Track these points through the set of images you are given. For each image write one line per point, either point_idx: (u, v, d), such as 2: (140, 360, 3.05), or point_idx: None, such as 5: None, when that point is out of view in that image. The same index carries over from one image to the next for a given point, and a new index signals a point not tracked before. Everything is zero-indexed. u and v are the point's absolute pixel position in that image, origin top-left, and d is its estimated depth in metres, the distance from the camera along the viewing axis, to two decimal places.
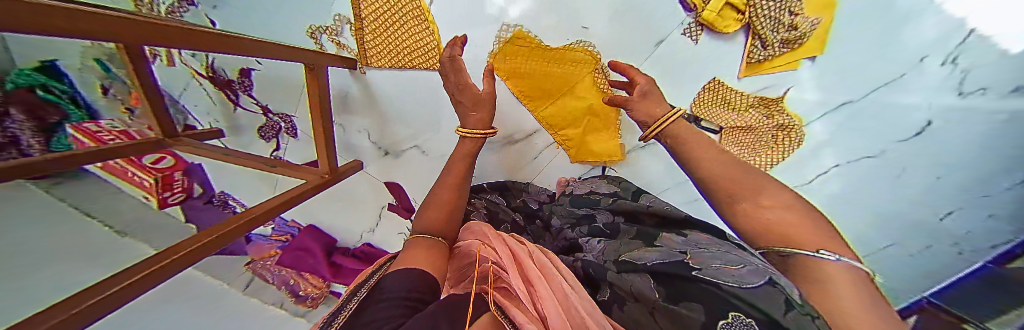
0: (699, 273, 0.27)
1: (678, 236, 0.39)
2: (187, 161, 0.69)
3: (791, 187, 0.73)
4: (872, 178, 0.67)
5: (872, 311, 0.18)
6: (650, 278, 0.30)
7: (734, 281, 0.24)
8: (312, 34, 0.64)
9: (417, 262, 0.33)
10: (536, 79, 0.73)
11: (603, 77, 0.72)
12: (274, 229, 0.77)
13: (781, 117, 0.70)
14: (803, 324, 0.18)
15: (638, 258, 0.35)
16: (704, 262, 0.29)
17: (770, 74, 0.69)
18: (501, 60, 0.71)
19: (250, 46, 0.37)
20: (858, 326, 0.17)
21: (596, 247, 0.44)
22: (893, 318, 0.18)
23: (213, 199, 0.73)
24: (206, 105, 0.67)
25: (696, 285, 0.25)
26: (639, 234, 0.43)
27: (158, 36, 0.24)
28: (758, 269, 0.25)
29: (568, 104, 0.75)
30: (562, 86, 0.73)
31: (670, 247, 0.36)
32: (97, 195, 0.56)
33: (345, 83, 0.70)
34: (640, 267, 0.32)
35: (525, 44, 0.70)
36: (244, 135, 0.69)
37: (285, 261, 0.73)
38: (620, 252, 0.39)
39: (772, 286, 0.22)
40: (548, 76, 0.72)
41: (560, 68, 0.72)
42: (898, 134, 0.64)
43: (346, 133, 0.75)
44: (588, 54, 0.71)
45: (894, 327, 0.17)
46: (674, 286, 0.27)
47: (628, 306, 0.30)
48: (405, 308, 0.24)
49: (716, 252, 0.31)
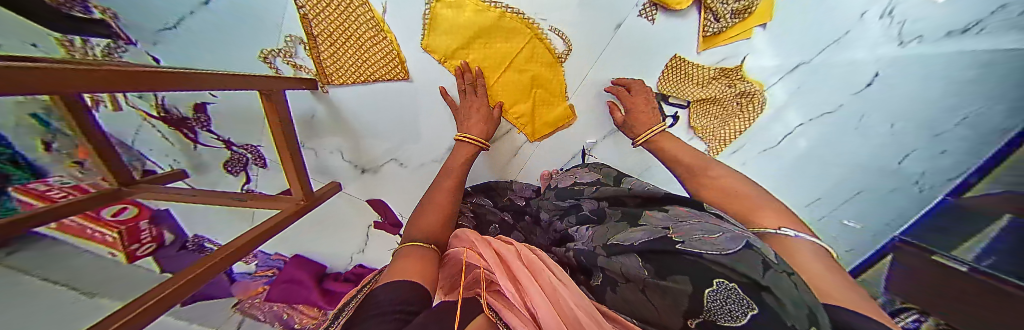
0: (683, 246, 0.27)
1: (659, 213, 0.40)
2: (152, 209, 0.66)
3: (762, 152, 0.76)
4: (837, 132, 0.70)
5: (825, 270, 0.25)
6: (637, 256, 0.30)
7: (716, 248, 0.25)
8: (265, 59, 0.60)
9: (402, 274, 0.30)
10: (476, 56, 0.65)
11: (546, 44, 0.68)
12: (258, 266, 0.73)
13: (742, 85, 0.71)
14: (779, 281, 0.20)
15: (625, 239, 0.34)
16: (685, 235, 0.29)
17: (725, 46, 0.70)
18: (433, 38, 0.62)
19: (200, 79, 0.32)
20: (820, 283, 0.23)
21: (585, 235, 0.43)
22: (841, 276, 0.25)
23: (188, 244, 0.70)
24: (164, 147, 0.64)
25: (680, 256, 0.25)
26: (624, 216, 0.43)
27: (107, 83, 0.21)
28: (735, 236, 0.26)
29: (512, 79, 0.69)
30: (502, 60, 0.66)
31: (654, 224, 0.36)
32: (60, 256, 0.50)
33: (307, 105, 0.66)
34: (629, 248, 0.32)
35: (458, 16, 0.61)
36: (212, 172, 0.68)
37: (274, 296, 0.67)
38: (608, 236, 0.39)
39: (751, 250, 0.23)
40: (487, 53, 0.65)
41: (499, 40, 0.65)
42: (852, 86, 0.67)
43: (318, 156, 0.72)
44: (521, 22, 0.64)
45: (840, 280, 0.24)
46: (658, 260, 0.27)
47: (620, 288, 0.30)
48: (397, 320, 0.21)
49: (694, 223, 0.32)
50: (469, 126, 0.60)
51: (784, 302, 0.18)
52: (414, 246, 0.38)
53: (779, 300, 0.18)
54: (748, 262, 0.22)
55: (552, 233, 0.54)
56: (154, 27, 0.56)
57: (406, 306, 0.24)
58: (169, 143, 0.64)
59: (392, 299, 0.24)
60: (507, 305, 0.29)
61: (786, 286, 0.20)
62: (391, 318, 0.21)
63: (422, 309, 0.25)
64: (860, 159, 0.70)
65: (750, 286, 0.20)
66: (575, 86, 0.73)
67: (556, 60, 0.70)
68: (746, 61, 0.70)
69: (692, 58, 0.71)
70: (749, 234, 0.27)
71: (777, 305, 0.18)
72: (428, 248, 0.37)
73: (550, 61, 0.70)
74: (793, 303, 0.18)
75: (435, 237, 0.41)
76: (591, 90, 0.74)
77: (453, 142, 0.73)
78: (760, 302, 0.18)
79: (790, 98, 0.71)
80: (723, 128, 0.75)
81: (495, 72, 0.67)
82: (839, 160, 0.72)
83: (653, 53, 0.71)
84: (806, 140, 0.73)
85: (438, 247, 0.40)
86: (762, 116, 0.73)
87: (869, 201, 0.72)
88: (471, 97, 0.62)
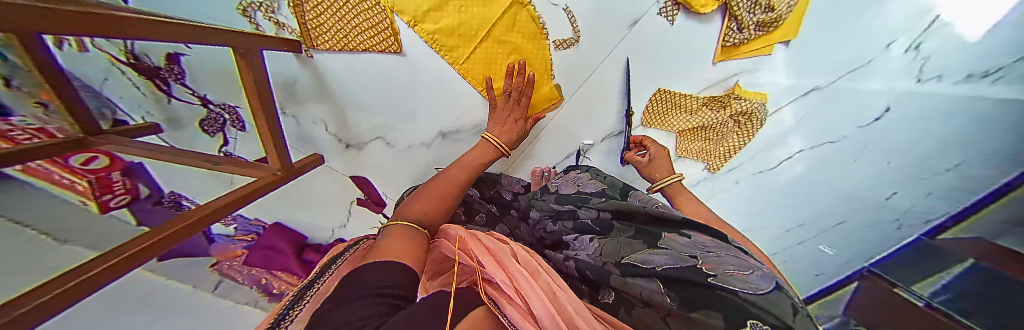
0: (715, 279, 0.30)
1: (681, 237, 0.40)
2: (125, 161, 0.63)
3: (758, 172, 0.79)
4: (835, 161, 0.71)
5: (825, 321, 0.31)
6: (658, 283, 0.32)
7: (749, 287, 0.28)
8: (243, 12, 0.51)
9: (395, 254, 0.29)
10: (450, 20, 0.57)
11: (530, 11, 0.60)
12: (238, 228, 0.70)
13: (739, 104, 0.69)
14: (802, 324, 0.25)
15: (644, 261, 0.36)
16: (716, 267, 0.32)
17: (743, 60, 0.68)
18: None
19: (185, 31, 0.30)
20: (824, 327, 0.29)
21: (590, 245, 0.44)
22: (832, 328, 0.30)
23: (163, 200, 0.69)
24: (134, 97, 0.60)
25: (711, 291, 0.29)
26: (637, 234, 0.44)
27: (106, 27, 0.22)
28: (765, 275, 0.30)
29: (487, 52, 0.62)
30: (489, 23, 0.58)
31: (677, 250, 0.37)
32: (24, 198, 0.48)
33: (288, 68, 0.58)
34: (650, 272, 0.34)
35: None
36: (188, 131, 0.65)
37: (252, 261, 0.69)
38: (621, 253, 0.40)
39: (780, 292, 0.27)
40: (463, 17, 0.57)
41: (474, 4, 0.56)
42: (864, 119, 0.67)
43: (299, 125, 0.66)
44: None
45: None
46: (685, 291, 0.30)
47: (636, 311, 0.31)
48: (383, 306, 0.20)
49: (722, 255, 0.34)
50: (499, 131, 0.61)
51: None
52: (401, 224, 0.38)
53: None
54: (778, 306, 0.26)
55: (541, 232, 0.56)
56: None
57: (394, 290, 0.23)
58: (138, 92, 0.59)
59: (377, 281, 0.23)
60: (505, 298, 0.29)
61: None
62: (373, 302, 0.20)
63: (406, 294, 0.24)
64: (851, 193, 0.71)
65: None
66: (580, 80, 0.70)
67: (540, 32, 0.62)
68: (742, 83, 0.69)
69: (681, 89, 0.70)
70: (776, 275, 0.31)
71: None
72: (418, 232, 0.38)
73: (533, 32, 0.62)
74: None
75: (427, 222, 0.42)
76: (591, 86, 0.71)
77: (446, 126, 0.71)
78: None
79: (797, 123, 0.72)
80: (719, 145, 0.76)
81: (471, 42, 0.60)
82: (834, 185, 0.72)
83: (671, 62, 0.68)
84: (802, 166, 0.75)
85: (428, 230, 0.41)
86: (762, 131, 0.73)
87: (853, 231, 0.72)
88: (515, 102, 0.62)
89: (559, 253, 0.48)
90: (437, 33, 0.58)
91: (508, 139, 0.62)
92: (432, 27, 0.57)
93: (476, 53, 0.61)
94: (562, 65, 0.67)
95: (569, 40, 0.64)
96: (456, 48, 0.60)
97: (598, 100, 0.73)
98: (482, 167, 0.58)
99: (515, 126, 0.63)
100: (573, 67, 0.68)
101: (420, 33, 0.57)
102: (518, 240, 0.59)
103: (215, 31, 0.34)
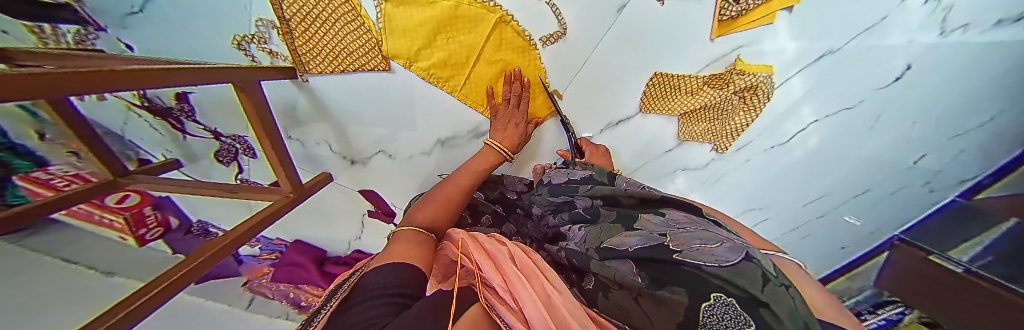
0: (680, 256, 0.29)
1: (656, 216, 0.40)
2: (153, 196, 0.73)
3: (772, 147, 0.77)
4: (852, 125, 0.69)
5: (805, 278, 0.31)
6: (631, 263, 0.33)
7: (714, 260, 0.27)
8: (239, 45, 0.52)
9: (403, 256, 0.31)
10: (442, 54, 0.55)
11: (515, 26, 0.55)
12: (262, 249, 0.81)
13: (751, 79, 0.65)
14: (777, 295, 0.21)
15: (620, 244, 0.36)
16: (682, 244, 0.31)
17: (745, 30, 0.59)
18: (391, 42, 0.52)
19: (179, 76, 0.30)
20: (800, 277, 0.31)
21: (578, 235, 0.45)
22: (809, 276, 0.32)
23: (192, 229, 0.81)
24: (153, 138, 0.66)
25: (678, 268, 0.28)
26: (619, 217, 0.44)
27: (115, 80, 0.24)
28: (733, 247, 0.28)
29: (480, 73, 0.59)
30: (467, 55, 0.56)
31: (649, 230, 0.37)
32: (65, 243, 0.58)
33: (290, 95, 0.60)
34: (624, 254, 0.34)
35: (414, 14, 0.49)
36: (203, 163, 0.71)
37: (280, 277, 0.76)
38: (601, 238, 0.41)
39: (749, 262, 0.25)
40: (453, 48, 0.55)
41: (461, 32, 0.53)
42: (879, 81, 0.61)
43: (306, 146, 0.70)
44: (481, 8, 0.51)
45: (816, 285, 0.30)
46: (655, 270, 0.30)
47: (612, 294, 0.32)
48: (395, 305, 0.22)
49: (691, 231, 0.34)
50: (502, 136, 0.61)
51: (778, 316, 0.19)
52: (409, 229, 0.39)
53: (774, 316, 0.19)
54: (747, 276, 0.23)
55: (545, 228, 0.57)
56: (122, 11, 0.47)
57: (408, 291, 0.24)
58: (157, 132, 0.64)
59: (389, 282, 0.24)
60: (501, 301, 0.30)
61: (784, 301, 0.20)
62: (382, 303, 0.21)
63: (416, 293, 0.25)
64: (876, 159, 0.72)
65: (745, 301, 0.21)
66: (572, 74, 0.65)
67: (528, 45, 0.58)
68: (742, 56, 0.62)
69: (680, 70, 0.64)
70: (747, 245, 0.29)
71: (771, 319, 0.19)
72: (427, 235, 0.40)
73: (522, 45, 0.58)
74: (788, 315, 0.19)
75: (436, 228, 0.44)
76: (583, 81, 0.66)
77: (442, 134, 0.69)
78: (754, 313, 0.20)
79: (811, 88, 0.65)
80: (723, 124, 0.73)
81: (465, 69, 0.58)
82: (859, 150, 0.72)
83: (665, 40, 0.60)
84: (817, 138, 0.73)
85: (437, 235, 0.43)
86: (771, 103, 0.69)
87: (878, 197, 0.78)
88: (513, 110, 0.62)
89: (556, 246, 0.50)
90: (433, 68, 0.56)
91: (511, 143, 0.62)
92: (428, 64, 0.56)
93: (470, 82, 0.60)
94: (555, 62, 0.61)
95: (556, 34, 0.57)
96: (449, 79, 0.59)
97: (592, 95, 0.68)
98: (488, 171, 0.59)
99: (515, 131, 0.63)
100: (563, 65, 0.63)
101: (391, 48, 0.53)
102: (526, 238, 0.61)
103: (207, 70, 0.34)
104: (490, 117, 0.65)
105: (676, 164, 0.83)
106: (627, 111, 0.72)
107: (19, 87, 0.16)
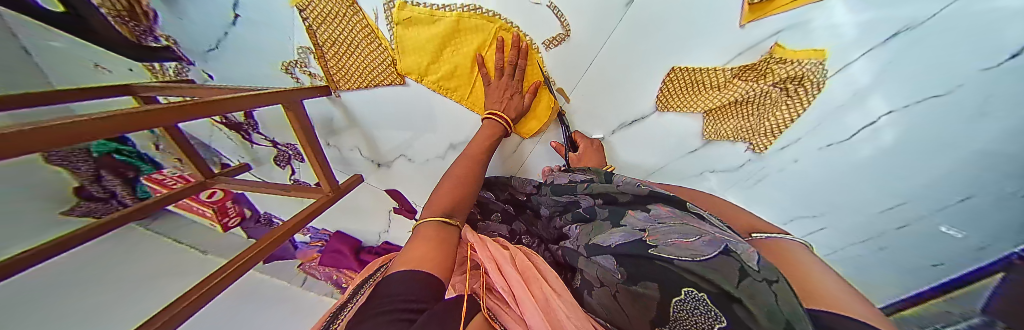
0: (656, 251, 0.29)
1: (641, 212, 0.40)
2: (234, 193, 0.94)
3: (830, 144, 0.56)
4: (943, 119, 0.44)
5: (792, 249, 0.31)
6: (612, 258, 0.33)
7: (690, 254, 0.26)
8: (286, 69, 0.63)
9: (419, 262, 0.28)
10: (448, 67, 0.58)
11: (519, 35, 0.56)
12: (312, 237, 1.02)
13: (795, 68, 0.48)
14: (755, 290, 0.20)
15: (603, 241, 0.37)
16: (659, 238, 0.31)
17: (783, 14, 0.44)
18: (403, 60, 0.57)
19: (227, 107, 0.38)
20: (788, 246, 0.32)
21: (574, 233, 0.46)
22: (794, 244, 0.32)
23: (261, 219, 1.06)
24: (231, 147, 0.83)
25: (653, 263, 0.28)
26: (610, 214, 0.44)
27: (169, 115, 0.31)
28: (711, 241, 0.27)
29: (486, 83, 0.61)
30: (471, 68, 0.58)
31: (632, 225, 0.37)
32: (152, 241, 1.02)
33: (327, 109, 0.71)
34: (607, 250, 0.34)
35: (421, 32, 0.53)
36: (266, 166, 0.86)
37: (327, 263, 0.97)
38: (591, 235, 0.41)
39: (727, 256, 0.24)
40: (458, 60, 0.57)
41: (464, 45, 0.55)
42: (983, 61, 0.36)
43: (341, 151, 0.82)
44: (483, 20, 0.53)
45: (804, 254, 0.30)
46: (634, 266, 0.29)
47: (595, 291, 0.32)
48: (403, 322, 0.19)
49: (671, 226, 0.33)
50: (502, 109, 0.57)
51: (750, 313, 0.19)
52: (428, 223, 0.37)
53: (748, 311, 0.19)
54: (721, 271, 0.23)
55: (552, 229, 0.57)
56: (203, 48, 0.62)
57: (419, 305, 0.22)
58: (234, 143, 0.81)
59: (402, 295, 0.22)
60: (502, 306, 0.33)
61: (760, 295, 0.20)
62: (396, 320, 0.19)
63: (432, 308, 0.22)
64: (1009, 152, 0.43)
65: (717, 295, 0.21)
66: (578, 76, 0.64)
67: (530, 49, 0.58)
68: (783, 41, 0.46)
69: (702, 63, 0.55)
70: (726, 238, 0.28)
71: (745, 316, 0.19)
72: (453, 227, 0.38)
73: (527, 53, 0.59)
74: (765, 312, 0.18)
75: (456, 211, 0.42)
76: (590, 81, 0.64)
77: (456, 139, 0.72)
78: (727, 311, 0.20)
79: (875, 79, 0.45)
80: (760, 121, 0.59)
81: (470, 79, 0.60)
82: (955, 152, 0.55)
83: (684, 26, 0.51)
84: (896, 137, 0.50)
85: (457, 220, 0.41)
86: (824, 95, 0.50)
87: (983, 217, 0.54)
88: (508, 80, 0.57)
89: (557, 246, 0.51)
90: (441, 80, 0.60)
91: (515, 114, 0.59)
92: (436, 77, 0.60)
93: (476, 91, 0.62)
94: (560, 64, 0.61)
95: (559, 36, 0.56)
96: (457, 89, 0.62)
97: (602, 94, 0.66)
98: (497, 141, 0.56)
99: (512, 102, 0.59)
100: (569, 68, 0.62)
101: (406, 64, 0.58)
102: (535, 237, 0.62)
103: (246, 99, 0.41)
104: (484, 88, 0.59)
105: (707, 163, 0.72)
106: (641, 109, 0.67)
107: (69, 132, 0.23)
